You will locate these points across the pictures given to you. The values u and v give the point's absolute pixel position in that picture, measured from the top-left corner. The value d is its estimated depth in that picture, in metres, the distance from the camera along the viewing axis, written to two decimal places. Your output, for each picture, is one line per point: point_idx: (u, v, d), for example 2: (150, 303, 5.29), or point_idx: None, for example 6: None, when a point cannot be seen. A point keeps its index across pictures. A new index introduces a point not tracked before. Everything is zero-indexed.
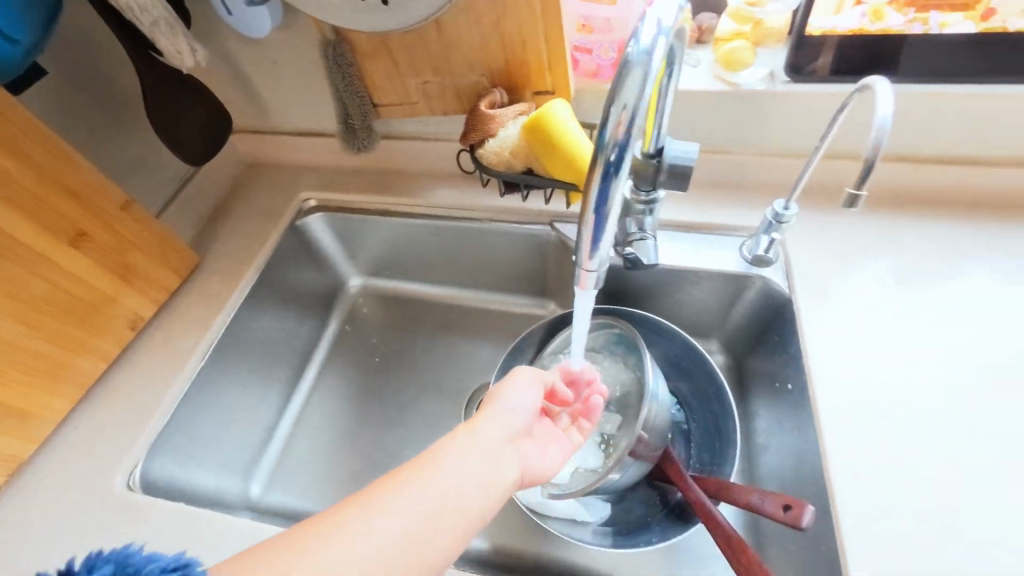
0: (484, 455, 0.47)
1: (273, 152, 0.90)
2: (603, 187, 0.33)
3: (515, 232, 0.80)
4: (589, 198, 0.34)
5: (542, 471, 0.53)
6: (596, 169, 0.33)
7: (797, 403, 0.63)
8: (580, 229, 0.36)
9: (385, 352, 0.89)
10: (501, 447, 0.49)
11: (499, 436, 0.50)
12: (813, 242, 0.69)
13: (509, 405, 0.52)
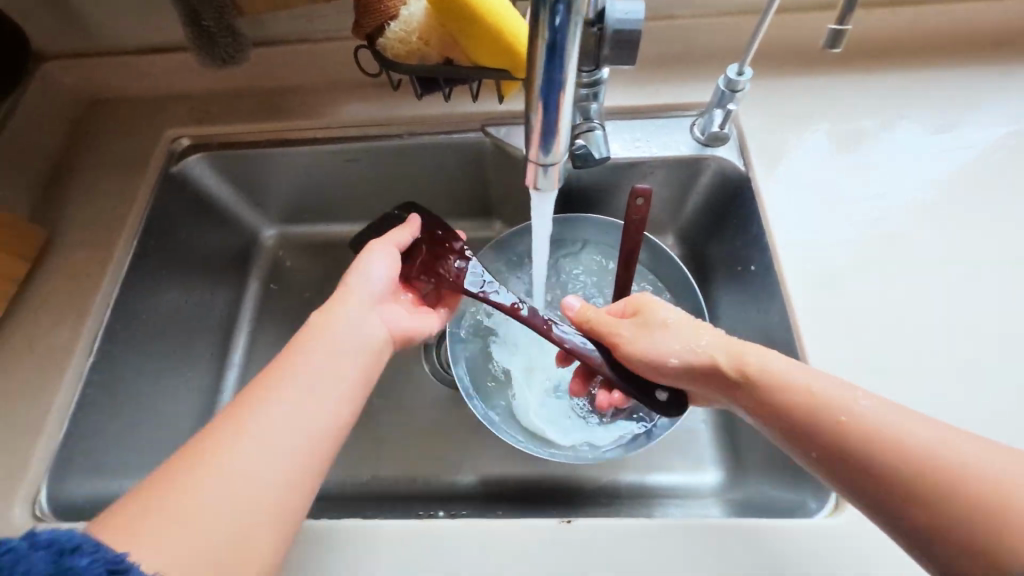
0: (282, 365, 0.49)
1: (115, 80, 0.69)
2: (549, 64, 0.26)
3: (443, 144, 0.70)
4: (533, 82, 0.27)
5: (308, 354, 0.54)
6: (539, 34, 0.25)
7: (759, 283, 0.61)
8: (527, 120, 0.29)
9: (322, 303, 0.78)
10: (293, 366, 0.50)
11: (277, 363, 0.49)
12: (762, 112, 0.65)
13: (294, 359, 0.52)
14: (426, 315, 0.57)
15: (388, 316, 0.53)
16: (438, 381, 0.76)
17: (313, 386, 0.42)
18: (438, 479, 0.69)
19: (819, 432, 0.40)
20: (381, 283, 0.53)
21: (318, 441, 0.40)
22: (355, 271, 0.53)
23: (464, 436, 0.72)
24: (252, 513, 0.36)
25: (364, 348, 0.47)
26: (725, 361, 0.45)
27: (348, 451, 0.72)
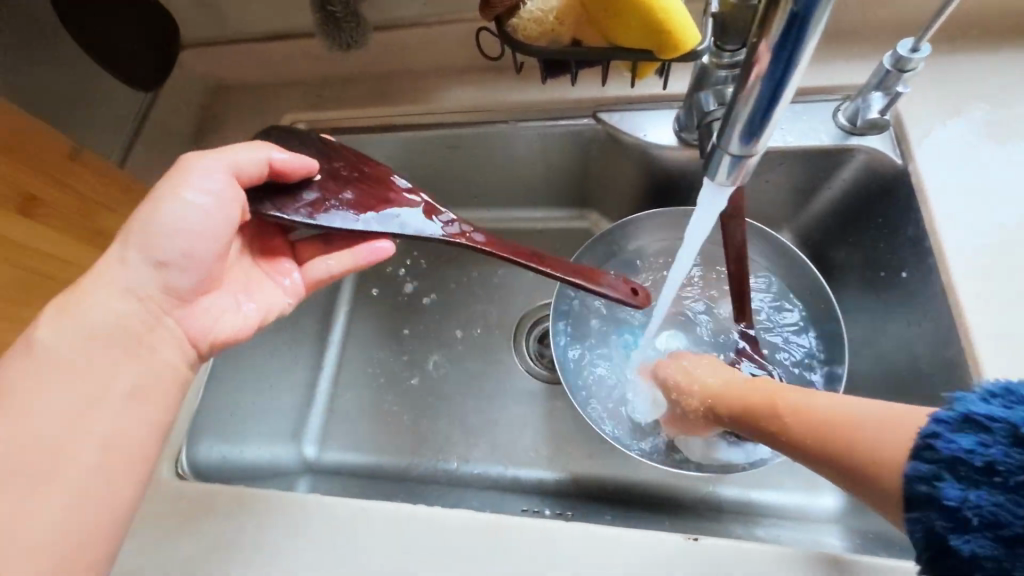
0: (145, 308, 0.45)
1: (240, 67, 0.72)
2: (783, 38, 0.27)
3: (551, 131, 0.67)
4: (760, 53, 0.28)
5: (220, 327, 0.50)
6: (779, 6, 0.26)
7: (911, 292, 0.54)
8: (737, 96, 0.31)
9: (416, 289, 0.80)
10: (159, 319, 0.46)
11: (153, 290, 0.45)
12: (924, 96, 0.56)
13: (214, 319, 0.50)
14: (254, 289, 0.54)
15: (172, 274, 0.46)
16: (529, 374, 0.75)
17: (41, 398, 0.39)
18: (529, 473, 0.69)
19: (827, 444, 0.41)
20: (194, 223, 0.46)
21: (34, 453, 0.38)
22: (141, 226, 0.45)
23: (556, 431, 0.71)
24: (3, 532, 0.35)
25: (119, 337, 0.43)
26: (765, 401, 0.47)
27: (440, 435, 0.72)
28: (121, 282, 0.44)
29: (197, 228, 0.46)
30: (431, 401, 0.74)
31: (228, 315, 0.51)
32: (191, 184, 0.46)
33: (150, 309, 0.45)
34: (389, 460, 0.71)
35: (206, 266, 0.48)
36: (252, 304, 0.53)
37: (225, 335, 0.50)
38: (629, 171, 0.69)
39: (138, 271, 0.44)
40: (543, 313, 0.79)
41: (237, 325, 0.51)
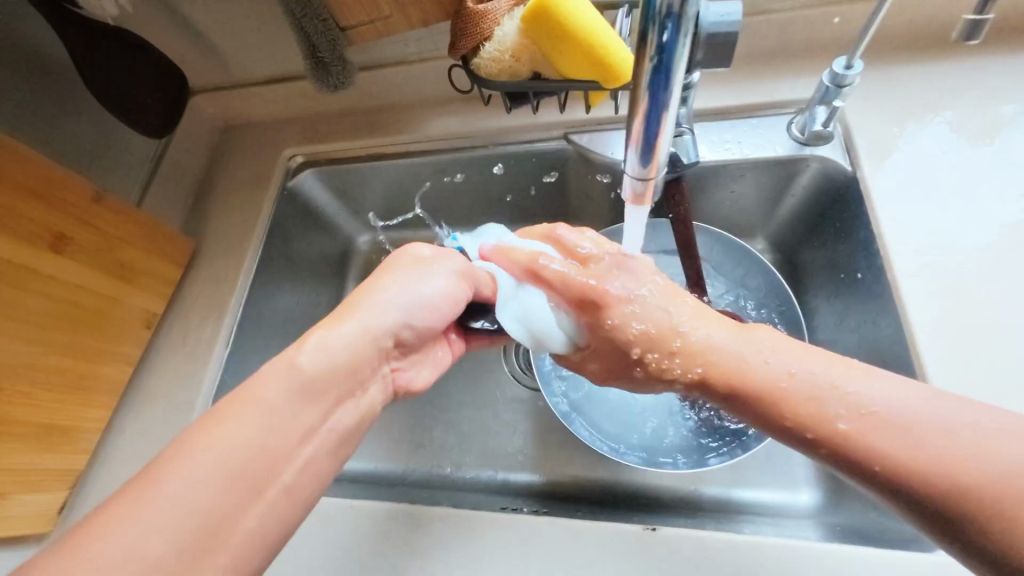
0: (365, 342, 0.44)
1: (244, 108, 0.79)
2: (653, 83, 0.28)
3: (526, 153, 0.72)
4: (637, 97, 0.30)
5: (413, 383, 0.50)
6: (643, 56, 0.28)
7: (867, 292, 0.57)
8: (628, 133, 0.32)
9: None
10: (375, 344, 0.45)
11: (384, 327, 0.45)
12: (874, 105, 0.60)
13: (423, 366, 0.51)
14: (435, 352, 0.53)
15: (405, 325, 0.47)
16: (517, 382, 0.79)
17: (252, 429, 0.37)
18: (517, 476, 0.72)
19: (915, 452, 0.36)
20: (433, 294, 0.48)
21: (222, 487, 0.34)
22: (371, 285, 0.47)
23: (543, 435, 0.74)
24: (210, 547, 0.33)
25: (343, 372, 0.42)
26: (802, 417, 0.39)
27: (434, 442, 0.77)
28: (371, 318, 0.45)
29: (416, 290, 0.47)
30: (426, 410, 0.79)
31: (410, 372, 0.50)
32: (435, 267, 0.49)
33: (378, 356, 0.46)
34: (386, 467, 0.76)
35: (433, 328, 0.49)
36: (429, 359, 0.52)
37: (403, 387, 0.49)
38: (602, 187, 0.73)
39: (388, 313, 0.46)
40: None
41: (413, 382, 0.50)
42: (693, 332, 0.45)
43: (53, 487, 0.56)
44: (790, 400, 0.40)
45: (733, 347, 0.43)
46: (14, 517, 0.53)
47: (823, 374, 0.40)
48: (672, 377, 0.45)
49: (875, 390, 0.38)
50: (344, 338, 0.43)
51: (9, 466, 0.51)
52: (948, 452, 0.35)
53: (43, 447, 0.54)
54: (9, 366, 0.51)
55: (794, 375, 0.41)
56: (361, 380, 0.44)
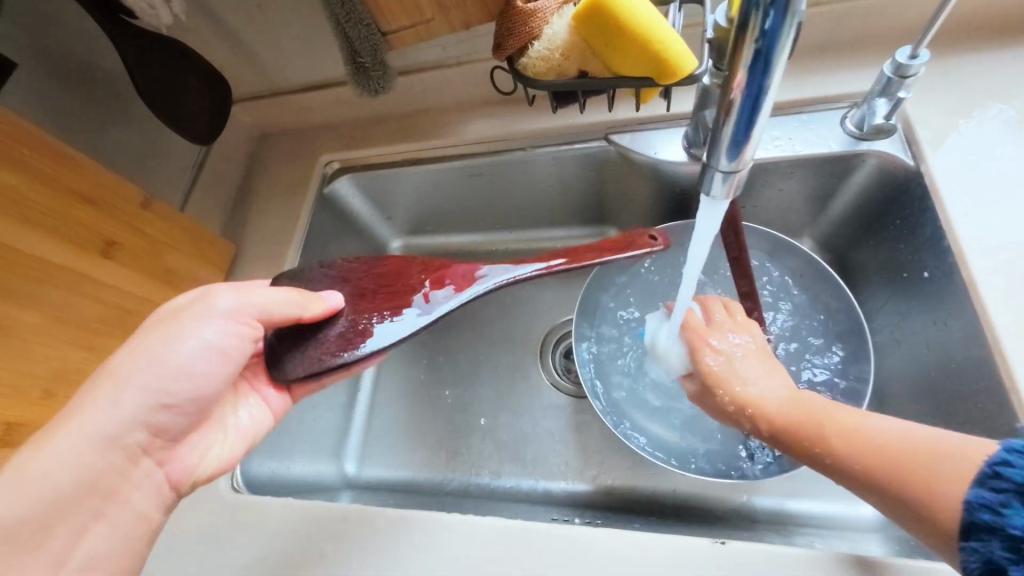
0: (97, 446, 0.45)
1: (282, 116, 0.80)
2: (753, 73, 0.29)
3: (565, 155, 0.71)
4: (733, 88, 0.30)
5: (202, 469, 0.51)
6: (745, 46, 0.28)
7: (935, 291, 0.54)
8: (717, 127, 0.33)
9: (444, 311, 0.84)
10: (131, 440, 0.46)
11: (116, 426, 0.45)
12: (936, 97, 0.57)
13: (229, 424, 0.54)
14: (232, 417, 0.54)
15: (161, 403, 0.47)
16: (556, 389, 0.77)
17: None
18: (560, 485, 0.70)
19: (873, 455, 0.41)
20: (190, 364, 0.48)
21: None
22: (90, 391, 0.45)
23: (584, 444, 0.72)
24: None
25: (82, 477, 0.44)
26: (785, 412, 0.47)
27: (472, 450, 0.75)
28: (101, 422, 0.45)
29: (158, 368, 0.46)
30: (462, 417, 0.77)
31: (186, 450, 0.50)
32: (191, 327, 0.48)
33: (128, 459, 0.46)
34: (424, 476, 0.74)
35: (203, 401, 0.50)
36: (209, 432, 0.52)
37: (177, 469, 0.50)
38: (643, 187, 0.72)
39: (139, 397, 0.46)
40: (567, 328, 0.82)
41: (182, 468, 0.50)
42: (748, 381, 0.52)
43: None
44: (772, 413, 0.48)
45: (778, 403, 0.48)
46: None
47: (837, 407, 0.45)
48: (730, 418, 0.52)
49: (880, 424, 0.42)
50: (106, 417, 0.45)
51: None
52: (894, 446, 0.40)
53: None
54: (62, 371, 0.51)
55: (816, 403, 0.46)
56: (110, 484, 0.45)
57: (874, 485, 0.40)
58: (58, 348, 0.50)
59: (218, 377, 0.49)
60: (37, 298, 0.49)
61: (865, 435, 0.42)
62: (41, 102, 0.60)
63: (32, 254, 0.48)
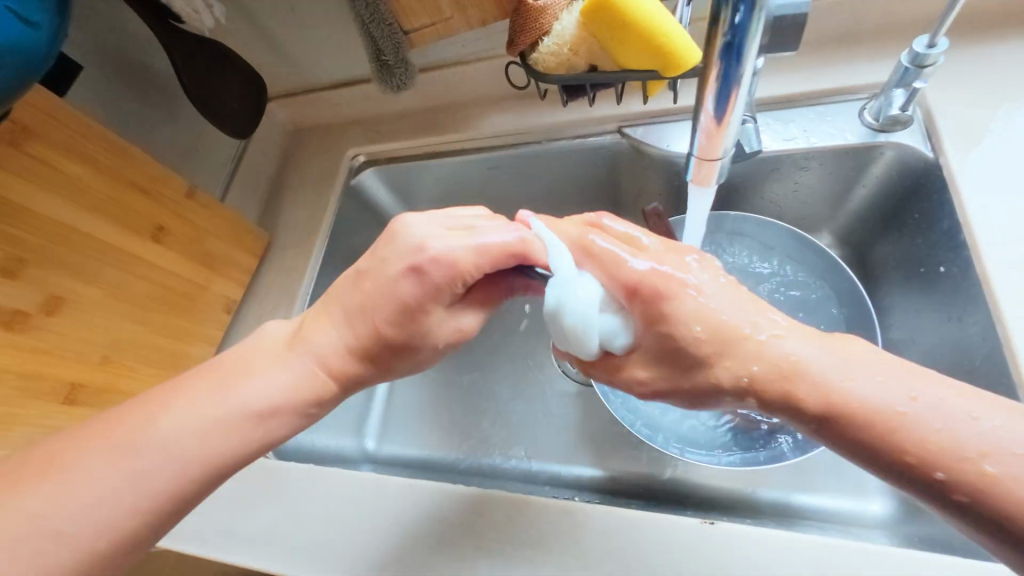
0: (290, 382, 0.42)
1: (313, 112, 0.85)
2: (726, 65, 0.31)
3: (578, 148, 0.73)
4: (709, 80, 0.32)
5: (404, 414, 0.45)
6: (716, 39, 0.30)
7: (953, 286, 0.52)
8: (697, 117, 0.35)
9: None
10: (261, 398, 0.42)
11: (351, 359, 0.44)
12: (960, 87, 0.55)
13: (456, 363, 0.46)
14: (454, 318, 0.45)
15: (419, 253, 0.42)
16: (567, 376, 0.79)
17: (177, 434, 0.39)
18: (568, 470, 0.72)
19: (912, 437, 0.32)
20: (458, 248, 0.42)
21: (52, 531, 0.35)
22: (431, 219, 0.45)
23: (593, 432, 0.74)
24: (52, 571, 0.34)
25: (271, 411, 0.42)
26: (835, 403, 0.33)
27: (483, 433, 0.78)
28: (412, 234, 0.43)
29: (474, 237, 0.43)
30: (475, 401, 0.81)
31: (471, 240, 0.43)
32: (488, 230, 0.45)
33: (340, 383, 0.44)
34: (438, 455, 0.78)
35: (452, 262, 0.42)
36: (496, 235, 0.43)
37: (428, 269, 0.42)
38: (656, 180, 0.73)
39: (400, 283, 0.42)
40: None
41: (438, 272, 0.42)
42: (836, 378, 0.34)
43: None
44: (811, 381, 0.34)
45: (823, 367, 0.34)
46: None
47: (880, 372, 0.33)
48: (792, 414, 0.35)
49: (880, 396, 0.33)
50: (290, 372, 0.43)
51: None
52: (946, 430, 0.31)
53: None
54: (117, 342, 0.57)
55: (855, 393, 0.33)
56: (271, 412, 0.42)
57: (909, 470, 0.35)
58: (115, 322, 0.57)
59: (505, 245, 0.43)
60: (97, 276, 0.55)
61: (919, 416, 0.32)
62: (102, 101, 0.67)
63: (92, 236, 0.55)
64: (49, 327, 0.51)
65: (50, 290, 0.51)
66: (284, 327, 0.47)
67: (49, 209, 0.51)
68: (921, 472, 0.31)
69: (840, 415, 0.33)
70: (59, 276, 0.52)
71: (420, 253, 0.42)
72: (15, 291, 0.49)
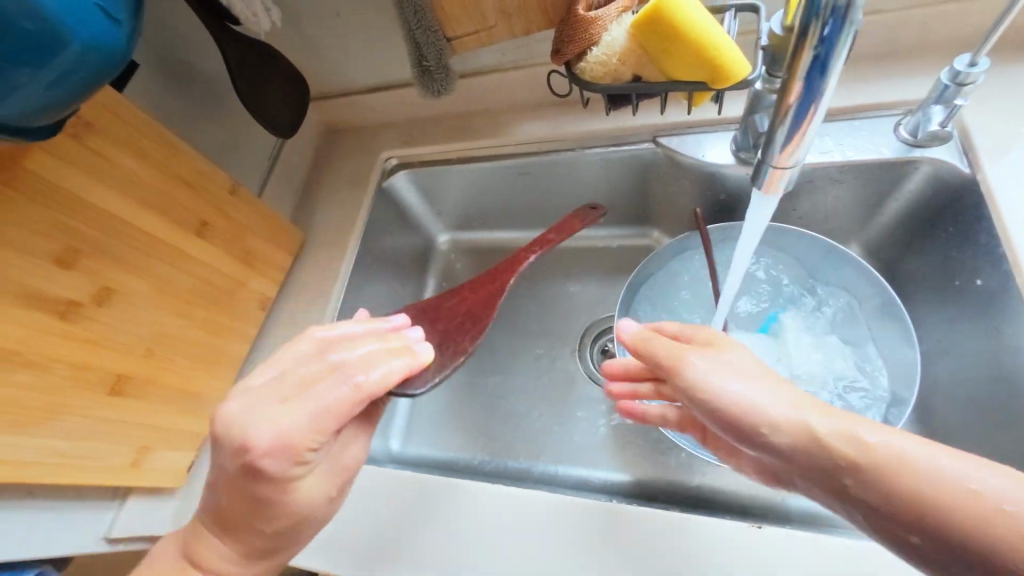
0: None
1: (348, 115, 0.87)
2: (812, 67, 0.33)
3: (612, 155, 0.74)
4: (793, 83, 0.35)
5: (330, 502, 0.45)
6: (806, 43, 0.32)
7: (991, 299, 0.54)
8: (776, 121, 0.37)
9: None
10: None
11: None
12: (997, 106, 0.57)
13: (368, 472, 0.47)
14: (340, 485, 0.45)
15: (305, 431, 0.39)
16: (594, 382, 0.80)
17: None
18: (594, 474, 0.73)
19: (886, 487, 0.31)
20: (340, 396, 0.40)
21: None
22: (254, 397, 0.40)
23: (618, 437, 0.74)
24: None
25: None
26: (838, 437, 0.33)
27: (508, 435, 0.79)
28: (238, 429, 0.39)
29: (308, 405, 0.40)
30: (500, 404, 0.81)
31: (290, 419, 0.39)
32: (324, 382, 0.41)
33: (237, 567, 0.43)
34: (462, 456, 0.78)
35: (290, 442, 0.39)
36: (330, 396, 0.40)
37: (266, 464, 0.38)
38: (688, 189, 0.74)
39: (297, 429, 0.39)
40: (606, 324, 0.85)
41: (273, 463, 0.38)
42: (729, 384, 0.38)
43: (183, 445, 0.62)
44: (745, 407, 0.37)
45: (799, 416, 0.35)
46: (157, 469, 0.59)
47: (801, 404, 0.36)
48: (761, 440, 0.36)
49: (897, 439, 0.32)
50: None
51: (149, 421, 0.58)
52: (939, 499, 0.30)
53: (179, 408, 0.61)
54: (160, 335, 0.58)
55: (810, 424, 0.35)
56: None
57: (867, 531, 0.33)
58: (159, 315, 0.58)
59: (342, 404, 0.40)
60: (142, 269, 0.55)
61: (921, 471, 0.31)
62: (149, 98, 0.68)
63: (141, 230, 0.55)
64: (99, 317, 0.52)
65: (101, 281, 0.52)
66: (171, 544, 0.45)
67: (104, 201, 0.51)
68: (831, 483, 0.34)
69: (806, 454, 0.34)
70: (110, 267, 0.52)
71: (247, 455, 0.38)
72: (68, 280, 0.49)
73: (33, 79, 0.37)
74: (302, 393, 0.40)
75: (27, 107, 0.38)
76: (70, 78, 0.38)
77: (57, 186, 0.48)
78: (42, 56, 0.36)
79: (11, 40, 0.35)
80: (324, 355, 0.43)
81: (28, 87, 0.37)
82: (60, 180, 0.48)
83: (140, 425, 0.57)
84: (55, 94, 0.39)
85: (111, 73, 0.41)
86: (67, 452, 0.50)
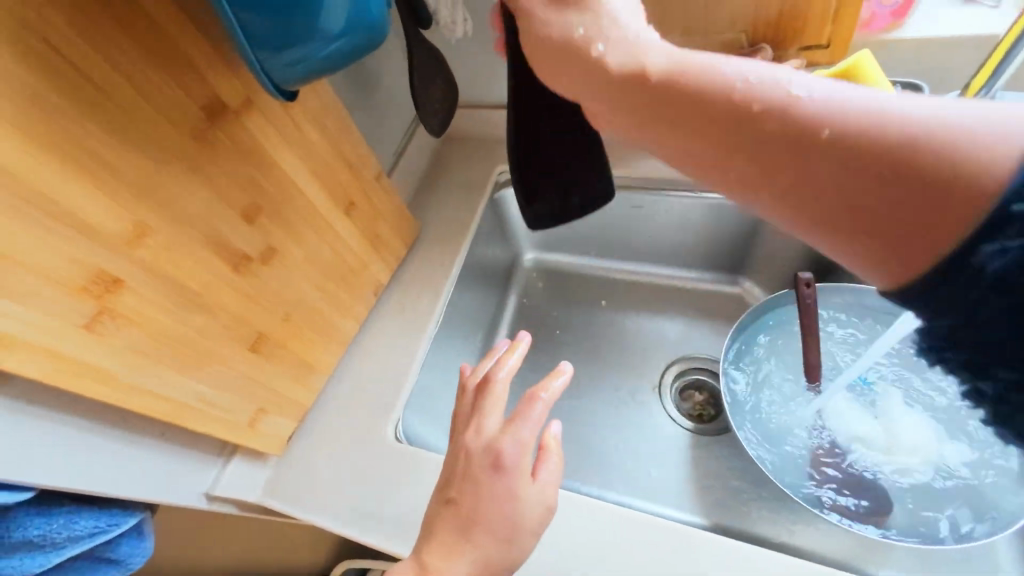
0: None
1: (471, 126, 0.91)
2: None
3: (727, 203, 0.77)
4: None
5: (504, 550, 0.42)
6: None
7: None
8: None
9: (564, 323, 0.91)
10: None
11: None
12: None
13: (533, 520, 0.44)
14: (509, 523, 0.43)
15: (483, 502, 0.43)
16: (671, 420, 0.80)
17: None
18: (671, 514, 0.72)
19: (844, 151, 0.26)
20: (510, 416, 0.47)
21: None
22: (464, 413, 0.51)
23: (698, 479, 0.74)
24: None
25: None
26: (746, 80, 0.29)
27: (581, 458, 0.78)
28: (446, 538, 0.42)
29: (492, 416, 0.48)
30: (574, 425, 0.81)
31: (517, 428, 0.45)
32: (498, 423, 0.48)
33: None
34: None
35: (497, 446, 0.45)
36: (533, 411, 0.46)
37: (506, 451, 0.45)
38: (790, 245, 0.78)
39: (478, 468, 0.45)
40: (687, 363, 0.85)
41: (514, 451, 0.45)
42: (700, 55, 0.32)
43: (288, 413, 0.63)
44: (708, 83, 0.31)
45: (748, 74, 0.30)
46: (264, 432, 0.60)
47: (840, 82, 0.28)
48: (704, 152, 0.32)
49: (855, 90, 0.27)
50: None
51: (271, 383, 0.59)
52: (927, 130, 0.24)
53: (294, 376, 0.62)
54: (297, 303, 0.59)
55: (735, 71, 0.30)
56: None
57: (788, 203, 0.29)
58: (301, 283, 0.59)
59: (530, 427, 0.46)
60: (300, 236, 0.58)
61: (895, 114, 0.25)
62: None
63: (307, 199, 0.57)
64: (260, 274, 0.54)
65: (269, 241, 0.54)
66: None
67: (289, 167, 0.54)
68: (812, 138, 0.27)
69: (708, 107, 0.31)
70: (278, 229, 0.55)
71: (491, 451, 0.45)
72: (247, 234, 0.51)
73: (275, 59, 0.39)
74: (508, 421, 0.46)
75: (275, 84, 0.42)
76: (308, 61, 0.40)
77: (260, 146, 0.50)
78: (292, 40, 0.38)
79: (272, 26, 0.37)
80: (490, 379, 0.51)
81: (271, 66, 0.40)
82: (265, 141, 0.51)
83: (263, 385, 0.58)
84: (293, 72, 0.41)
85: (339, 62, 0.42)
86: (208, 398, 0.51)
